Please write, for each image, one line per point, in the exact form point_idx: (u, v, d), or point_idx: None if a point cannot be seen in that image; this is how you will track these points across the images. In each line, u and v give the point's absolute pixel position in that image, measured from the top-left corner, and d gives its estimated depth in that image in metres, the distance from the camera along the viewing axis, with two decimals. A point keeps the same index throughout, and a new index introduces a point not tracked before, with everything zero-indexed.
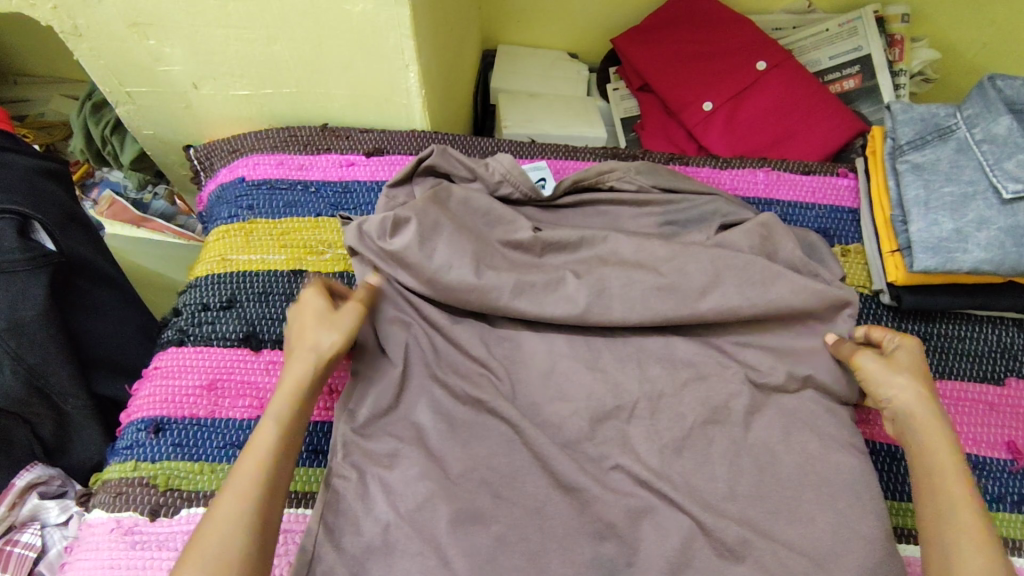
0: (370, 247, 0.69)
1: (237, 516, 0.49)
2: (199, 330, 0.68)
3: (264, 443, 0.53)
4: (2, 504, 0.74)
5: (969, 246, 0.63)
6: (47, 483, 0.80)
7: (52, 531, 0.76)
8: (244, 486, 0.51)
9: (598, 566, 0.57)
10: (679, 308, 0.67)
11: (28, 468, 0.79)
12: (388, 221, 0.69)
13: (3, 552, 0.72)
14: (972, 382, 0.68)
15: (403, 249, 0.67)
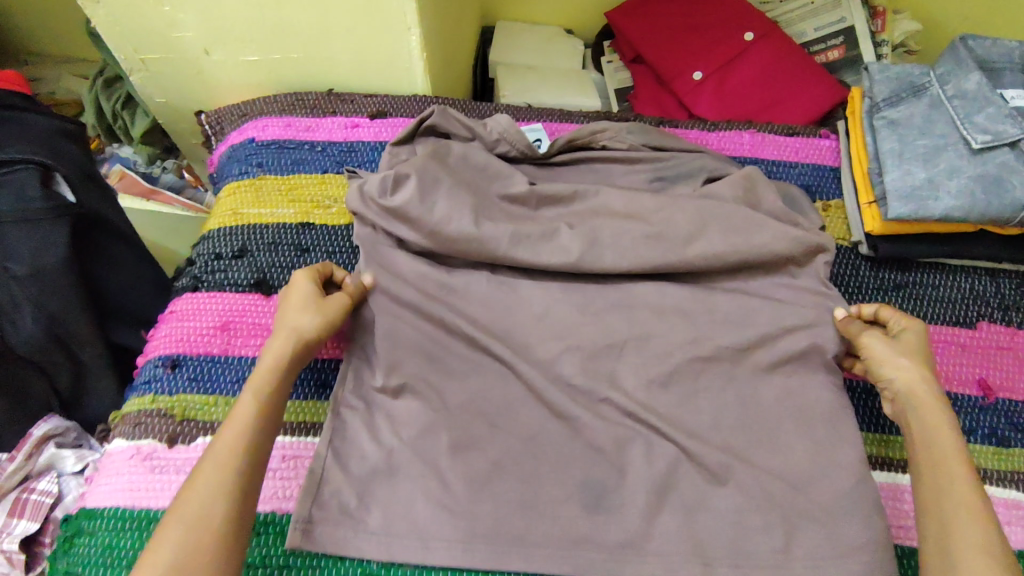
0: (370, 205, 0.72)
1: (217, 485, 0.52)
2: (212, 277, 0.72)
3: (242, 417, 0.56)
4: (18, 453, 0.76)
5: (941, 193, 0.67)
6: (63, 435, 0.82)
7: (68, 479, 0.78)
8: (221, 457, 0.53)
9: (589, 488, 0.62)
10: (667, 255, 0.70)
11: (45, 419, 0.81)
12: (387, 179, 0.71)
13: (18, 501, 0.74)
14: (945, 325, 0.72)
15: (402, 198, 0.70)
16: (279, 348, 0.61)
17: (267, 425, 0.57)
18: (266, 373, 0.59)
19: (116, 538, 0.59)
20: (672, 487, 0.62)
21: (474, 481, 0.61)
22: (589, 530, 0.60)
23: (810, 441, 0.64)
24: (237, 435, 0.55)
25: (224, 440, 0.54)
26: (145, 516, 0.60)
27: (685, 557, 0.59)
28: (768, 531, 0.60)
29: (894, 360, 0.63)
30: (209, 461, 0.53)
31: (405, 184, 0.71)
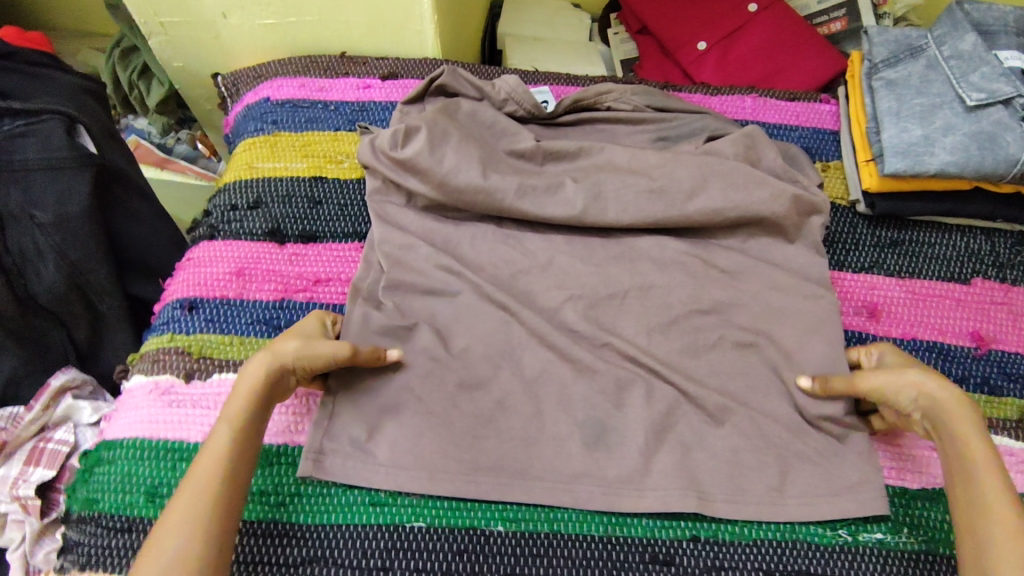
0: (382, 159, 0.73)
1: (191, 525, 0.50)
2: (228, 226, 0.75)
3: (216, 451, 0.54)
4: (36, 403, 0.78)
5: (935, 149, 0.69)
6: (80, 387, 0.84)
7: (85, 430, 0.79)
8: (193, 494, 0.51)
9: (590, 427, 0.64)
10: (669, 209, 0.72)
11: (63, 371, 0.82)
12: (398, 133, 0.73)
13: (36, 449, 0.75)
14: (940, 280, 0.74)
15: (412, 153, 0.72)
16: (255, 375, 0.58)
17: (243, 458, 0.55)
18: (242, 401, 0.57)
19: (135, 466, 0.61)
20: (671, 427, 0.64)
21: (479, 417, 0.64)
22: (590, 465, 0.62)
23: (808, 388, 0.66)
24: (210, 470, 0.53)
25: (197, 478, 0.52)
26: (162, 446, 0.62)
27: (683, 492, 0.61)
28: (763, 469, 0.62)
29: (907, 376, 0.59)
30: (181, 500, 0.51)
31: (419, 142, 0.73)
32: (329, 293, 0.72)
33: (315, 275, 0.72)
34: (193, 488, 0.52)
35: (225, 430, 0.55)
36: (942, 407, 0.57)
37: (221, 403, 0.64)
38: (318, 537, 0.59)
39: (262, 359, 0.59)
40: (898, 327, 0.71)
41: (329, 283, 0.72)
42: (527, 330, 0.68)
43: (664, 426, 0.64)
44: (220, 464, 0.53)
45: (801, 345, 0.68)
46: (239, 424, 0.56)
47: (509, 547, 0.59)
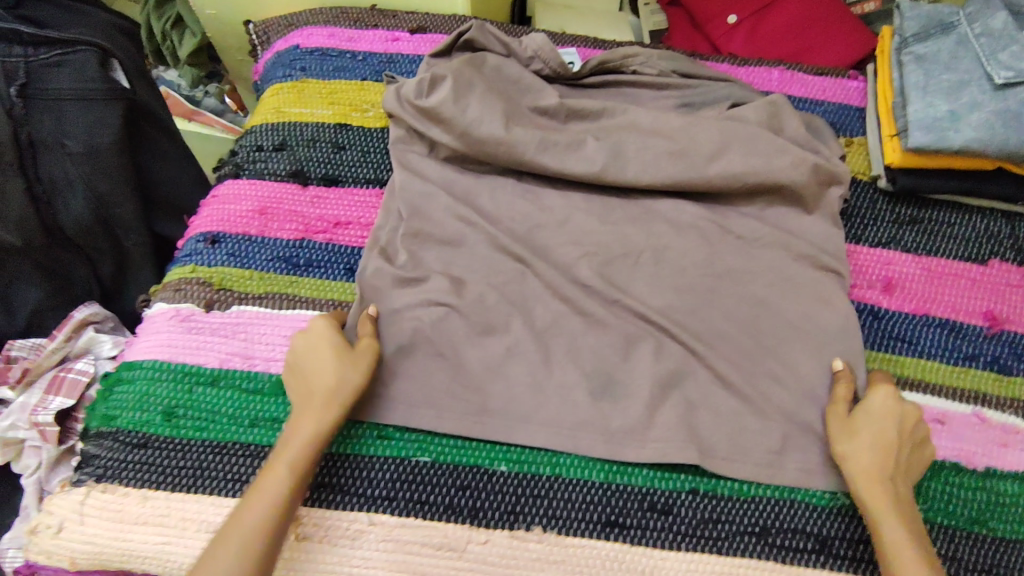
0: (406, 108, 0.74)
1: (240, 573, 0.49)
2: (254, 166, 0.76)
3: (273, 488, 0.53)
4: (58, 334, 0.81)
5: (960, 125, 0.69)
6: (100, 322, 0.86)
7: (104, 362, 0.82)
8: (246, 531, 0.51)
9: (597, 379, 0.64)
10: (689, 171, 0.72)
11: (84, 306, 0.85)
12: (423, 82, 0.73)
13: (57, 378, 0.78)
14: (958, 259, 0.73)
15: (436, 104, 0.72)
16: (315, 416, 0.57)
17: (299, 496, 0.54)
18: (306, 447, 0.56)
19: (153, 387, 0.63)
20: (679, 384, 0.64)
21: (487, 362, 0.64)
22: (596, 415, 0.62)
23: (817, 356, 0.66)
24: (267, 510, 0.52)
25: (253, 515, 0.52)
26: (180, 369, 0.64)
27: (685, 445, 0.61)
28: (765, 430, 0.63)
29: (839, 443, 0.59)
30: (233, 534, 0.51)
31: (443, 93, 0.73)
32: (348, 236, 0.73)
33: (336, 217, 0.73)
34: (248, 525, 0.51)
35: (284, 466, 0.54)
36: (858, 477, 0.57)
37: (239, 333, 0.66)
38: (326, 465, 0.61)
39: (321, 395, 0.57)
40: (911, 303, 0.71)
41: (349, 226, 0.73)
42: (540, 283, 0.69)
43: (672, 381, 0.64)
44: (278, 504, 0.53)
45: (812, 311, 0.68)
46: (300, 464, 0.55)
47: (511, 486, 0.60)
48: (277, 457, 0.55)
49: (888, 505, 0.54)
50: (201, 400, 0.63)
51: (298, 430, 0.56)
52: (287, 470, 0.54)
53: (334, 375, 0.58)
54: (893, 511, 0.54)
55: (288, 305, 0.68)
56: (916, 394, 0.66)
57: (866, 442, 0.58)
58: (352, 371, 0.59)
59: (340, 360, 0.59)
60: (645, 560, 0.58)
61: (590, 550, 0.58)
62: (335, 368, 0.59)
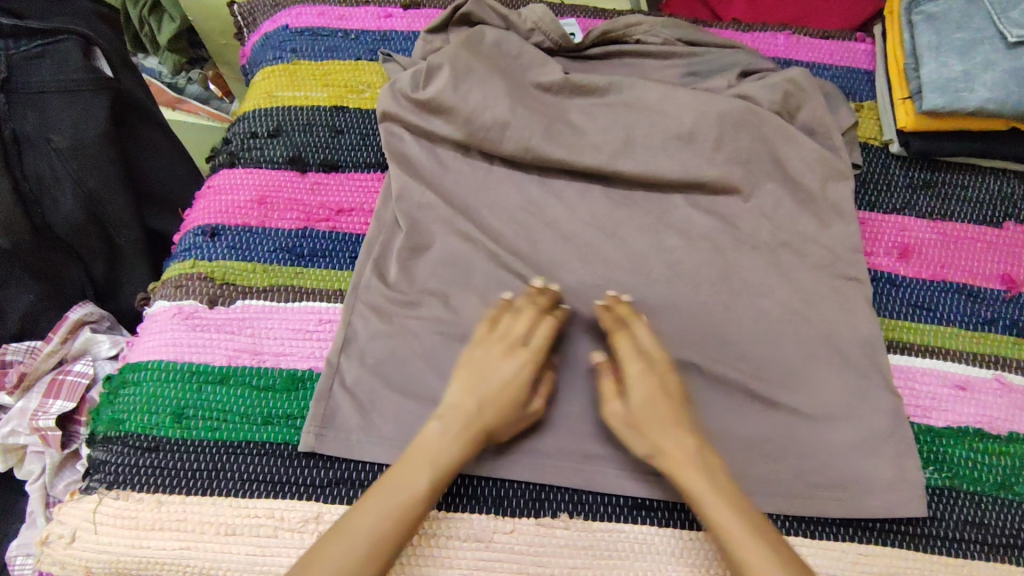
0: (400, 101, 0.71)
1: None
2: (248, 154, 0.73)
3: (403, 505, 0.51)
4: (54, 336, 0.79)
5: (975, 86, 0.67)
6: (98, 321, 0.84)
7: (103, 363, 0.80)
8: (350, 550, 0.49)
9: (615, 362, 0.63)
10: (699, 146, 0.71)
11: (79, 306, 0.84)
12: (419, 74, 0.72)
13: (55, 381, 0.76)
14: (973, 223, 0.72)
15: (437, 88, 0.70)
16: (437, 449, 0.54)
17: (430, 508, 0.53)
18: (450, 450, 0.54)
19: (161, 389, 0.61)
20: (700, 361, 0.63)
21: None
22: None
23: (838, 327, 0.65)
24: (382, 528, 0.50)
25: (379, 529, 0.50)
26: (188, 369, 0.62)
27: (708, 425, 0.61)
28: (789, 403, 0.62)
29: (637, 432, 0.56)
30: (349, 555, 0.48)
31: (444, 76, 0.70)
32: (351, 223, 0.70)
33: (339, 204, 0.71)
34: (349, 551, 0.49)
35: (423, 483, 0.52)
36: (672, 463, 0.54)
37: (246, 328, 0.64)
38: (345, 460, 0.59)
39: (456, 422, 0.55)
40: (928, 269, 0.70)
41: (352, 213, 0.71)
42: (554, 264, 0.68)
43: (691, 360, 0.63)
44: (399, 523, 0.50)
45: (828, 283, 0.67)
46: (436, 479, 0.53)
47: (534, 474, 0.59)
48: (428, 467, 0.53)
49: (717, 497, 0.52)
50: (212, 400, 0.61)
51: (440, 455, 0.54)
52: (423, 493, 0.52)
53: (490, 419, 0.56)
54: (731, 509, 0.51)
55: (294, 297, 0.66)
56: (937, 361, 0.66)
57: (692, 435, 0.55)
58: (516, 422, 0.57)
59: (501, 405, 0.56)
60: (675, 542, 0.58)
61: (619, 534, 0.58)
62: (490, 411, 0.56)
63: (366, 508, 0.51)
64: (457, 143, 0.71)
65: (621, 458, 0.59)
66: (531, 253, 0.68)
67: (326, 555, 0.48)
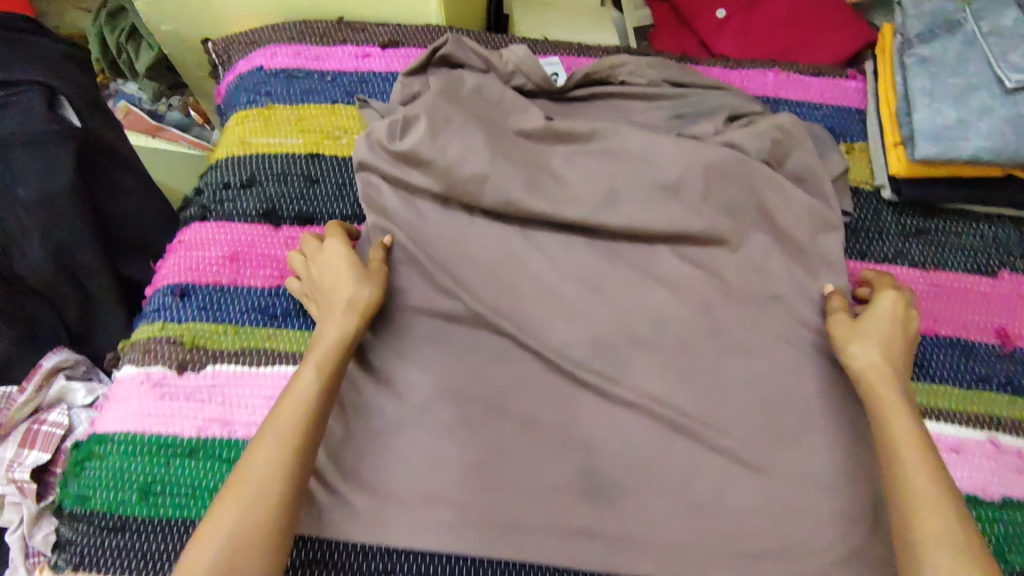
0: (377, 152, 0.69)
1: (271, 465, 0.51)
2: (220, 207, 0.71)
3: (297, 404, 0.54)
4: (28, 384, 0.76)
5: (970, 134, 0.65)
6: (73, 367, 0.82)
7: (79, 412, 0.77)
8: (269, 458, 0.51)
9: (598, 429, 0.61)
10: (684, 198, 0.69)
11: (55, 351, 0.81)
12: (397, 123, 0.69)
13: (29, 432, 0.73)
14: (967, 272, 0.70)
15: (414, 142, 0.68)
16: (342, 326, 0.58)
17: (329, 396, 0.56)
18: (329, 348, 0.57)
19: (128, 462, 0.60)
20: (685, 428, 0.62)
21: (488, 413, 0.62)
22: (602, 468, 0.60)
23: (827, 387, 0.64)
24: (290, 431, 0.52)
25: (279, 429, 0.52)
26: (156, 441, 0.60)
27: (694, 495, 0.59)
28: (777, 469, 0.60)
29: (849, 342, 0.60)
30: (261, 458, 0.51)
31: (421, 129, 0.68)
32: None
33: None
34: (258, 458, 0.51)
35: (312, 373, 0.56)
36: (870, 377, 0.57)
37: (217, 396, 0.62)
38: (318, 538, 0.58)
39: (344, 309, 0.59)
40: (920, 322, 0.68)
41: None
42: (537, 322, 0.65)
43: (676, 425, 0.62)
44: (305, 405, 0.54)
45: (819, 340, 0.65)
46: (325, 369, 0.56)
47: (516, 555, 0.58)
48: (307, 366, 0.56)
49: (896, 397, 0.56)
50: (180, 474, 0.59)
51: (318, 358, 0.56)
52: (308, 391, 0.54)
53: (352, 292, 0.60)
54: (914, 438, 0.53)
55: (267, 361, 0.64)
56: (929, 422, 0.64)
57: (873, 343, 0.59)
58: (366, 285, 0.61)
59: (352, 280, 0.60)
60: None
61: None
62: (345, 288, 0.60)
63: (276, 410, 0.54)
64: (435, 195, 0.69)
65: (604, 533, 0.58)
66: (510, 311, 0.65)
67: (240, 473, 0.51)
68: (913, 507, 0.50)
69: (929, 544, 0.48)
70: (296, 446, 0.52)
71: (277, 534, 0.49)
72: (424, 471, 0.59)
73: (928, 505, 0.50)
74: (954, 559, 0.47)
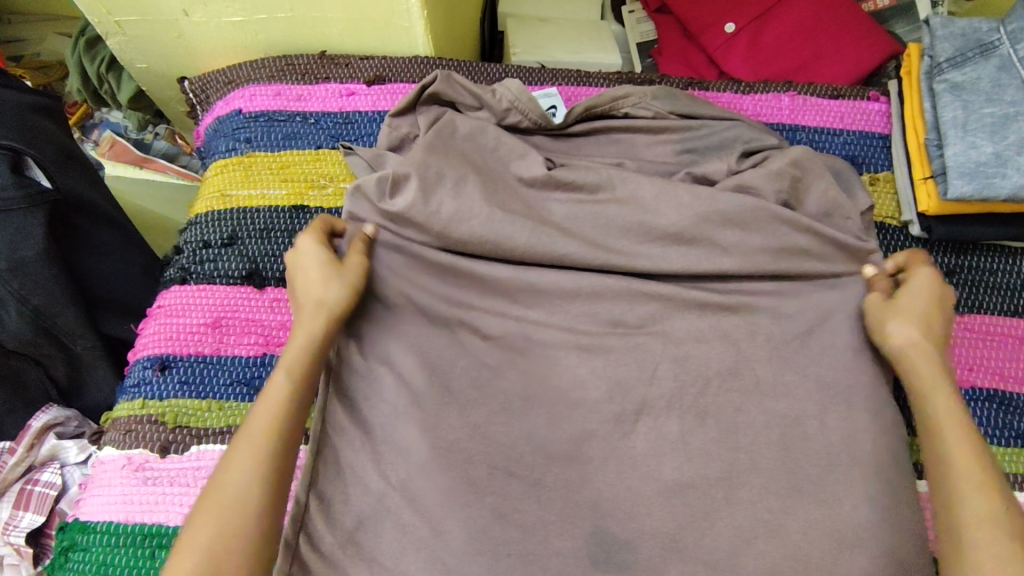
0: (366, 209, 0.64)
1: (251, 468, 0.48)
2: (201, 269, 0.67)
3: (272, 404, 0.51)
4: (17, 446, 0.71)
5: (1008, 171, 0.59)
6: (64, 424, 0.76)
7: (72, 470, 0.73)
8: (239, 467, 0.48)
9: (611, 505, 0.55)
10: (697, 247, 0.63)
11: (43, 410, 0.75)
12: (385, 180, 0.63)
13: (22, 492, 0.69)
14: (1002, 316, 0.66)
15: (405, 204, 0.62)
16: (312, 326, 0.55)
17: (303, 405, 0.53)
18: (301, 351, 0.54)
19: (111, 555, 0.56)
20: (709, 491, 0.55)
21: (492, 474, 0.56)
22: (615, 546, 0.54)
23: (869, 437, 0.57)
24: (264, 435, 0.50)
25: (252, 430, 0.50)
26: (140, 531, 0.57)
27: (711, 554, 0.53)
28: (813, 521, 0.54)
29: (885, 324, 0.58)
30: (232, 466, 0.48)
31: (416, 184, 0.63)
32: None
33: None
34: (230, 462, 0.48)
35: (282, 377, 0.53)
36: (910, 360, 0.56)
37: (203, 480, 0.58)
38: None
39: (312, 310, 0.56)
40: (955, 371, 0.64)
41: None
42: (545, 376, 0.60)
43: (696, 482, 0.56)
44: (282, 412, 0.51)
45: (859, 382, 0.59)
46: (296, 375, 0.53)
47: None
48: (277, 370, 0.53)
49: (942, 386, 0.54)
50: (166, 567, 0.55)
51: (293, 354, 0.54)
52: (282, 391, 0.52)
53: (324, 291, 0.57)
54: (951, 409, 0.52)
55: None
56: None
57: (915, 330, 0.57)
58: (339, 283, 0.57)
59: (323, 282, 0.57)
60: None
61: None
62: (315, 285, 0.57)
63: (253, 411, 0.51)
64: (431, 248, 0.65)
65: None
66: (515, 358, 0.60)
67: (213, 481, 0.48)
68: (961, 516, 0.47)
69: (983, 546, 0.46)
70: (272, 446, 0.49)
71: (262, 524, 0.47)
72: (426, 543, 0.52)
73: (971, 497, 0.48)
74: (1011, 561, 0.45)
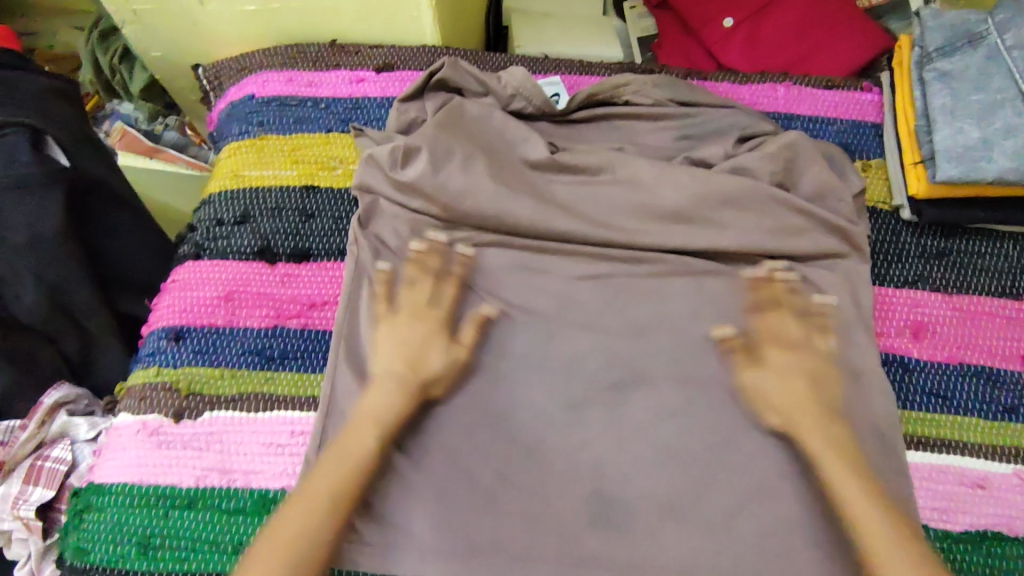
0: (379, 178, 0.67)
1: (312, 520, 0.49)
2: (215, 244, 0.70)
3: (361, 452, 0.52)
4: (28, 422, 0.70)
5: (994, 154, 0.62)
6: (75, 402, 0.76)
7: (82, 447, 0.72)
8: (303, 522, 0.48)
9: (612, 468, 0.57)
10: (694, 227, 0.66)
11: (55, 387, 0.75)
12: (397, 152, 0.66)
13: (33, 467, 0.68)
14: (990, 296, 0.68)
15: (416, 176, 0.65)
16: (390, 391, 0.55)
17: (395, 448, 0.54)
18: (402, 394, 0.56)
19: (127, 516, 0.58)
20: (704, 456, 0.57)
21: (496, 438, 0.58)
22: (615, 507, 0.55)
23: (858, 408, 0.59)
24: (332, 485, 0.51)
25: (330, 477, 0.51)
26: (155, 492, 0.59)
27: (705, 515, 0.55)
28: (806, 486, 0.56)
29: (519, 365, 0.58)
30: (296, 517, 0.49)
31: (425, 164, 0.66)
32: (324, 317, 0.67)
33: (310, 298, 0.67)
34: (299, 515, 0.49)
35: (371, 435, 0.53)
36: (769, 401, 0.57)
37: (215, 445, 0.60)
38: None
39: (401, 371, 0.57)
40: (944, 348, 0.66)
41: (326, 307, 0.67)
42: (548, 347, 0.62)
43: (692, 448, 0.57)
44: (351, 472, 0.52)
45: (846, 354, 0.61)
46: (378, 428, 0.54)
47: None
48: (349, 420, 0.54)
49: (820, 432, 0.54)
50: (179, 527, 0.57)
51: (380, 406, 0.55)
52: (368, 441, 0.53)
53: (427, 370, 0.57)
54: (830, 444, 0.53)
55: (264, 407, 0.62)
56: (955, 456, 0.61)
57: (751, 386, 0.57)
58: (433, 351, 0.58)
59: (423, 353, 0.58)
60: None
61: None
62: (411, 357, 0.57)
63: (329, 458, 0.52)
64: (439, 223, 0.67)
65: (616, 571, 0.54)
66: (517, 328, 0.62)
67: (282, 524, 0.48)
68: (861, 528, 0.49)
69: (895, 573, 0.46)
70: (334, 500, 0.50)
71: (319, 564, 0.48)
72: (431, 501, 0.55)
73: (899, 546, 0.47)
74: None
